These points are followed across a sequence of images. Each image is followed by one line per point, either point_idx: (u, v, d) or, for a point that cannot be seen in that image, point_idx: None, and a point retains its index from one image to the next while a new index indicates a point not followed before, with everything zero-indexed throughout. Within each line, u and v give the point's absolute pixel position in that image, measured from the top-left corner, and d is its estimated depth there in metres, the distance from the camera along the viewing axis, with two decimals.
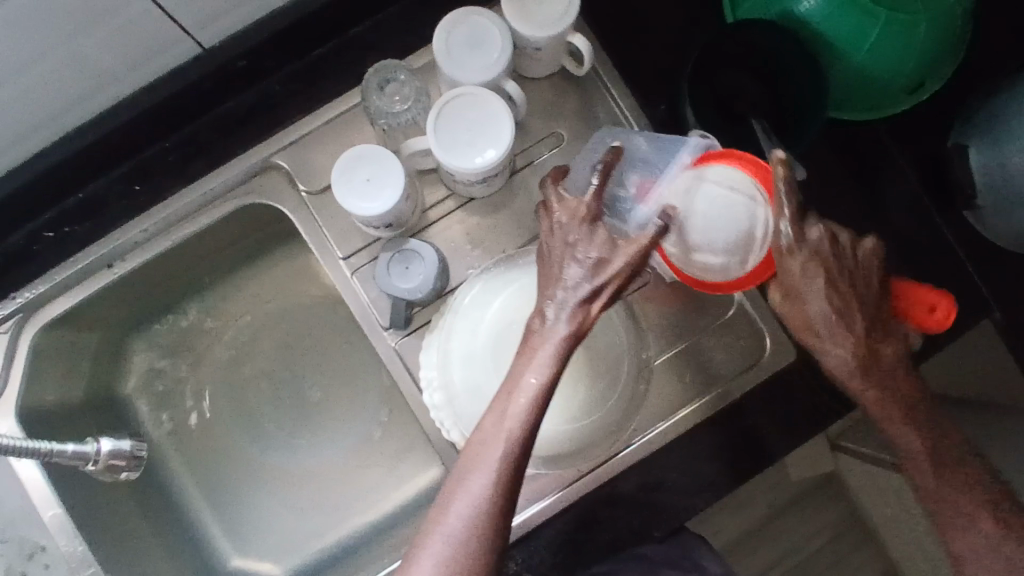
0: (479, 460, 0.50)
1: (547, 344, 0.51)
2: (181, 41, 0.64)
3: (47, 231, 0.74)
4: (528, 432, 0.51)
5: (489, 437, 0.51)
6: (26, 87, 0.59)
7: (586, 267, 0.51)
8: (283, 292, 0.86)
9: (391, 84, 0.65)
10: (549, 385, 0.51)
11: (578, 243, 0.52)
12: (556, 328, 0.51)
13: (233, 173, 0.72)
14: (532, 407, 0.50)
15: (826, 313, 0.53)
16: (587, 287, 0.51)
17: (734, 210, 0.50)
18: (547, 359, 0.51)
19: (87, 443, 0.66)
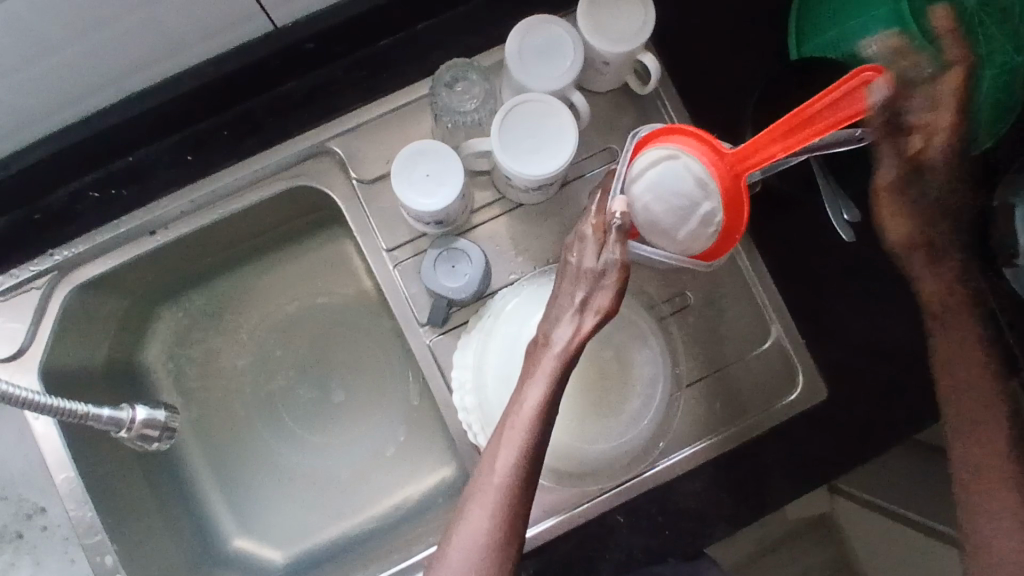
0: (479, 493, 0.51)
1: (543, 370, 0.51)
2: (256, 17, 0.64)
3: (93, 191, 0.74)
4: (528, 461, 0.51)
5: (486, 469, 0.51)
6: (100, 50, 0.58)
7: (584, 286, 0.53)
8: (327, 293, 0.86)
9: (460, 83, 0.67)
10: (547, 407, 0.51)
11: (574, 262, 0.55)
12: (552, 348, 0.52)
13: (287, 154, 0.72)
14: (529, 434, 0.51)
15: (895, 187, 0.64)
16: (580, 302, 0.53)
17: (682, 179, 0.56)
18: (542, 382, 0.51)
19: (122, 409, 0.65)
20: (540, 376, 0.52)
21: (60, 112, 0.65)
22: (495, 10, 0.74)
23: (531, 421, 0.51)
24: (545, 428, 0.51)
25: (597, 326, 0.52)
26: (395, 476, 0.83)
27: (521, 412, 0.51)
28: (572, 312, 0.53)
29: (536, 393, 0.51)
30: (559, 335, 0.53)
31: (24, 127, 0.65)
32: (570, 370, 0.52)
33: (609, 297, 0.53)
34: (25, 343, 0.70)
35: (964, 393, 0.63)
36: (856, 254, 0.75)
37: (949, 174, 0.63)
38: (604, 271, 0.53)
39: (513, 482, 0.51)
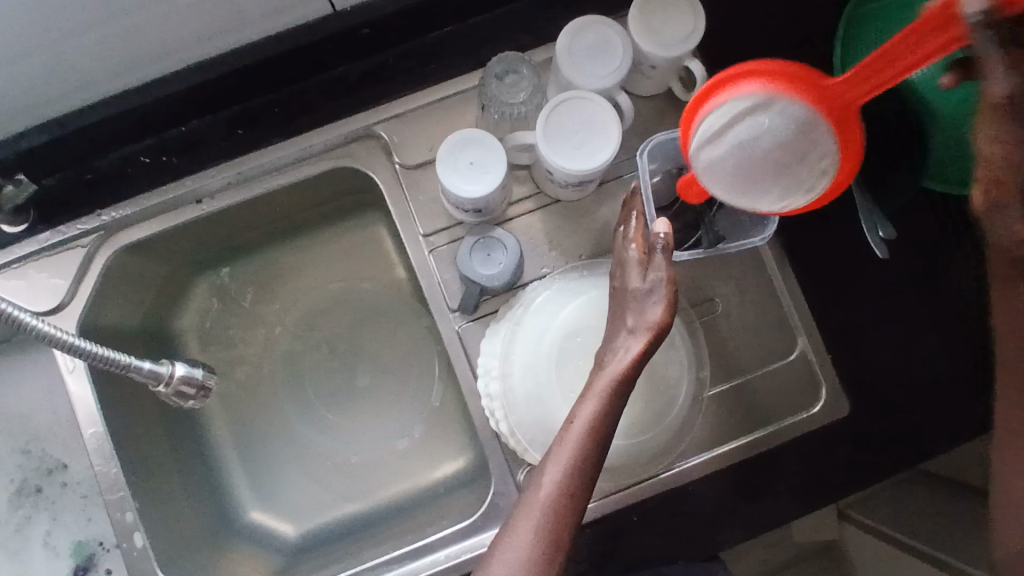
0: (525, 509, 0.50)
1: (596, 384, 0.52)
2: (316, 0, 0.66)
3: (145, 156, 0.75)
4: (577, 478, 0.50)
5: (534, 484, 0.51)
6: (167, 15, 0.59)
7: (638, 306, 0.55)
8: (368, 276, 0.88)
9: (510, 75, 0.69)
10: (602, 418, 0.51)
11: (621, 284, 0.57)
12: (610, 366, 0.53)
13: (334, 135, 0.75)
14: (578, 449, 0.50)
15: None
16: (632, 323, 0.54)
17: (764, 135, 0.50)
18: (596, 397, 0.51)
19: (162, 363, 0.67)
20: (593, 392, 0.52)
21: (120, 76, 0.67)
22: (547, 9, 0.76)
23: (582, 435, 0.51)
24: (597, 444, 0.51)
25: (651, 343, 0.53)
26: (411, 461, 0.84)
27: (572, 427, 0.51)
28: (626, 333, 0.54)
29: (590, 406, 0.51)
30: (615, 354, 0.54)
31: (85, 90, 0.67)
32: (626, 389, 0.52)
33: (661, 312, 0.54)
34: (65, 299, 0.72)
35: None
36: (888, 273, 0.75)
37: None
38: (652, 288, 0.54)
39: (561, 497, 0.50)
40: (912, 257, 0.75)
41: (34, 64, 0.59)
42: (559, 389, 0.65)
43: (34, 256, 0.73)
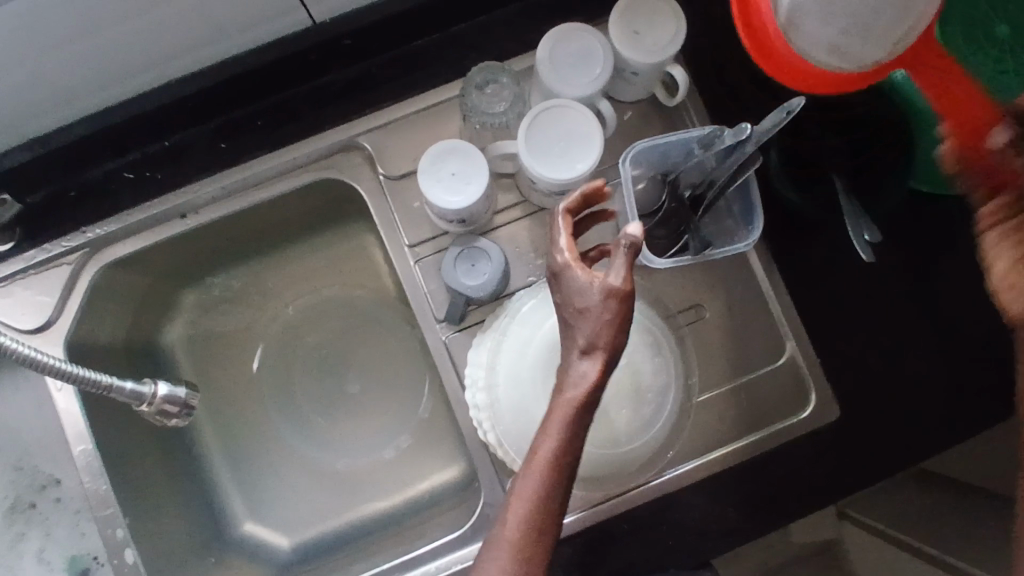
0: (493, 549, 0.49)
1: (552, 416, 0.49)
2: (296, 11, 0.65)
3: (128, 171, 0.74)
4: (543, 515, 0.49)
5: (500, 526, 0.49)
6: (142, 30, 0.59)
7: (586, 324, 0.50)
8: (359, 287, 0.88)
9: (492, 85, 0.69)
10: (564, 453, 0.49)
11: (565, 300, 0.51)
12: (566, 392, 0.50)
13: (318, 146, 0.74)
14: (540, 488, 0.48)
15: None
16: (585, 340, 0.50)
17: None
18: (554, 433, 0.49)
19: (144, 384, 0.67)
20: (554, 420, 0.49)
21: (102, 92, 0.67)
22: (531, 16, 0.75)
23: (546, 468, 0.48)
24: (561, 476, 0.49)
25: (609, 362, 0.50)
26: (404, 471, 0.83)
27: (536, 460, 0.49)
28: (580, 353, 0.50)
29: (551, 437, 0.49)
30: (573, 375, 0.50)
31: (67, 106, 0.67)
32: (585, 416, 0.50)
33: (614, 328, 0.50)
34: (52, 316, 0.72)
35: None
36: (877, 275, 0.75)
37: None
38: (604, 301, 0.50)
39: (530, 532, 0.48)
40: (901, 259, 0.75)
41: (14, 81, 0.59)
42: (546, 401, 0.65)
43: (21, 275, 0.73)
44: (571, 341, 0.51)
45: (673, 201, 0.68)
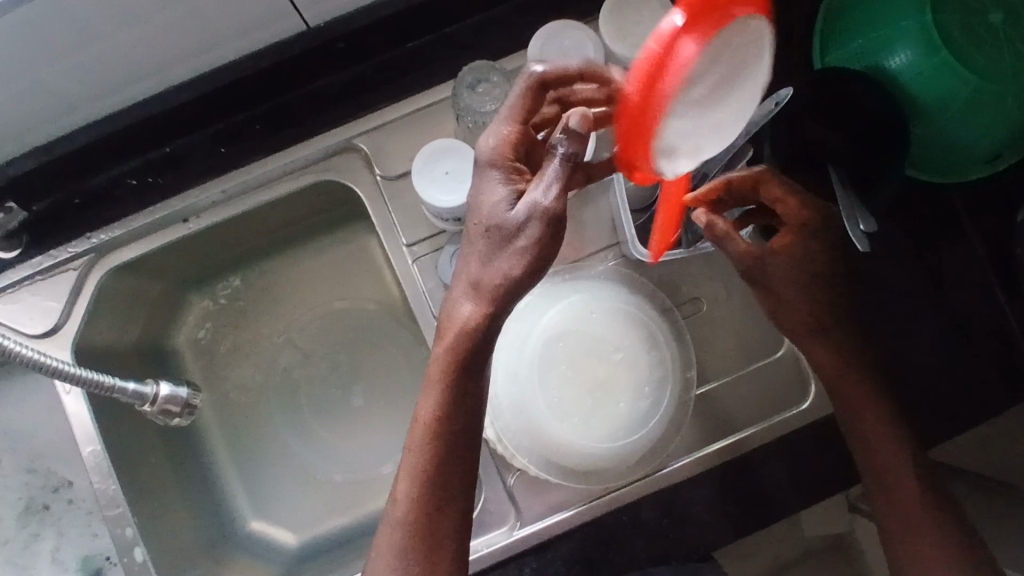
0: (399, 488, 0.57)
1: (437, 367, 0.55)
2: (290, 15, 0.66)
3: (131, 178, 0.75)
4: (433, 457, 0.55)
5: (402, 467, 0.57)
6: (137, 37, 0.60)
7: (495, 248, 0.53)
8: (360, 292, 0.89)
9: (482, 84, 0.70)
10: (449, 401, 0.55)
11: (478, 209, 0.54)
12: (459, 320, 0.55)
13: (315, 149, 0.75)
14: (427, 433, 0.56)
15: (798, 291, 0.66)
16: (467, 283, 0.55)
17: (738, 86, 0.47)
18: (438, 381, 0.55)
19: (147, 384, 0.70)
20: (433, 388, 0.56)
21: (102, 99, 0.68)
22: (524, 14, 0.76)
23: (427, 431, 0.56)
24: (445, 425, 0.55)
25: (499, 301, 0.54)
26: None
27: (420, 426, 0.56)
28: (472, 292, 0.54)
29: (430, 402, 0.56)
30: (453, 327, 0.55)
31: (69, 113, 0.68)
32: (465, 368, 0.54)
33: (513, 264, 0.53)
34: (59, 320, 0.73)
35: (889, 472, 0.64)
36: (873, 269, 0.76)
37: (812, 262, 0.65)
38: (506, 232, 0.53)
39: (419, 479, 0.56)
40: (894, 255, 0.78)
41: (17, 89, 0.60)
42: (543, 396, 0.66)
43: (28, 280, 0.74)
44: (471, 264, 0.54)
45: None
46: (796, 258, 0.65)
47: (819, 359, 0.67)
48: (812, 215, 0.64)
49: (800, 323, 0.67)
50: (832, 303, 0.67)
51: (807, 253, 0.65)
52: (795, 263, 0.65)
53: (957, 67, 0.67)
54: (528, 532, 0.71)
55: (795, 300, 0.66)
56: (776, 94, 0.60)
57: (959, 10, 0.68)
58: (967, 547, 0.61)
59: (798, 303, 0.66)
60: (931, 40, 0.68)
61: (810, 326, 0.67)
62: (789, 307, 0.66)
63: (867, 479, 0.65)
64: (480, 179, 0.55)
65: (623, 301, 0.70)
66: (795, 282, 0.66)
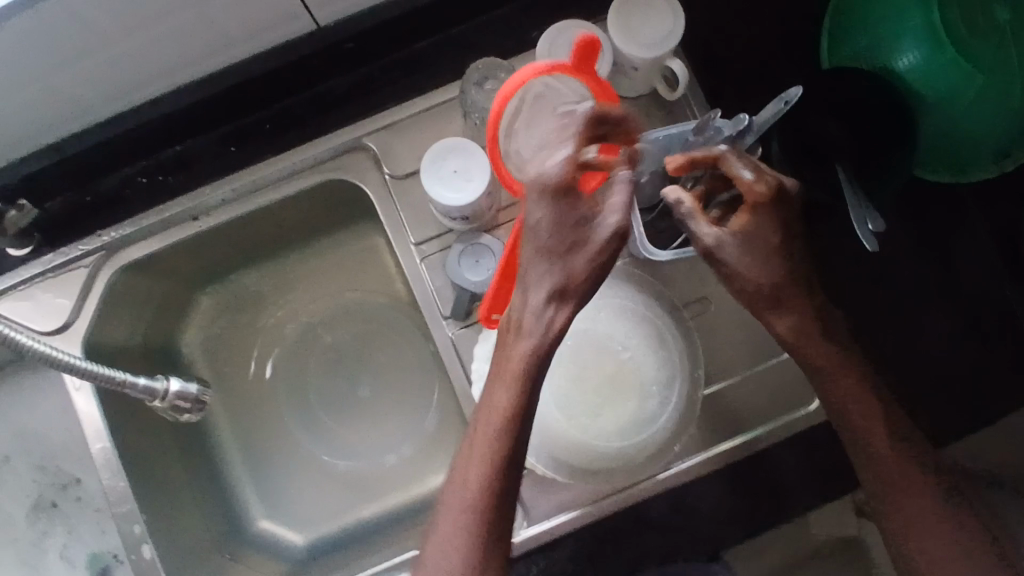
0: (462, 477, 0.58)
1: (507, 365, 0.57)
2: (299, 16, 0.67)
3: (141, 177, 0.77)
4: (502, 450, 0.57)
5: (467, 455, 0.59)
6: (149, 37, 0.60)
7: (563, 253, 0.55)
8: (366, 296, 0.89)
9: (489, 82, 0.71)
10: (520, 399, 0.56)
11: (539, 221, 0.54)
12: (530, 325, 0.56)
13: (324, 149, 0.75)
14: (501, 425, 0.57)
15: (763, 267, 0.60)
16: (548, 292, 0.55)
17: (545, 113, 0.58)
18: (509, 380, 0.56)
19: (157, 380, 0.70)
20: (506, 389, 0.57)
21: (113, 99, 0.69)
22: (530, 14, 0.76)
23: (501, 429, 0.57)
24: (516, 418, 0.56)
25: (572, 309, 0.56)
26: (416, 468, 0.84)
27: (492, 422, 0.57)
28: (542, 298, 0.56)
29: (502, 399, 0.57)
30: (525, 327, 0.57)
31: (80, 114, 0.69)
32: (532, 366, 0.56)
33: (581, 267, 0.55)
34: (69, 319, 0.73)
35: (877, 449, 0.61)
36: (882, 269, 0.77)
37: (765, 237, 0.60)
38: (571, 237, 0.55)
39: (487, 470, 0.57)
40: (903, 254, 0.78)
41: (28, 90, 0.61)
42: (550, 396, 0.67)
43: (39, 278, 0.75)
44: (549, 272, 0.55)
45: None
46: (755, 230, 0.60)
47: (790, 336, 0.62)
48: (765, 186, 0.58)
49: (770, 297, 0.61)
50: (789, 276, 0.61)
51: (764, 221, 0.59)
52: (745, 239, 0.59)
53: (963, 63, 0.68)
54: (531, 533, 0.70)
55: (763, 275, 0.60)
56: (786, 92, 0.57)
57: (961, 7, 0.68)
58: (970, 536, 0.59)
59: (763, 279, 0.61)
60: (938, 38, 0.68)
61: (770, 297, 0.61)
62: (756, 281, 0.61)
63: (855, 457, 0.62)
64: (545, 201, 0.54)
65: (630, 300, 0.70)
66: (745, 258, 0.60)
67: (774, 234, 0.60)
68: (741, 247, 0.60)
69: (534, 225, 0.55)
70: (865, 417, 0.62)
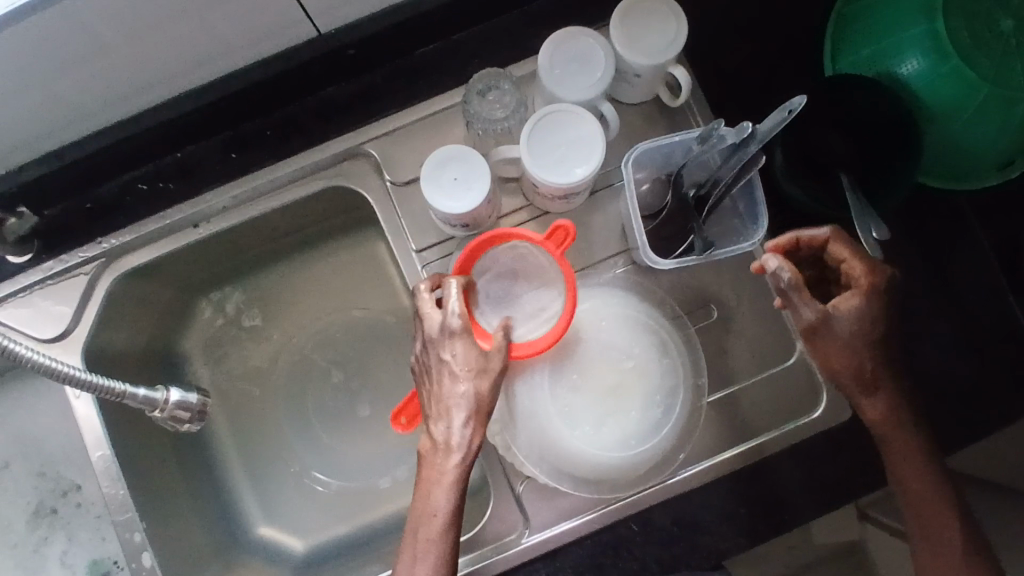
0: (411, 564, 0.59)
1: (444, 472, 0.59)
2: (302, 24, 0.66)
3: (142, 183, 0.78)
4: (448, 541, 0.59)
5: (412, 544, 0.60)
6: (148, 46, 0.60)
7: (466, 385, 0.58)
8: (364, 303, 0.89)
9: (492, 91, 0.70)
10: (456, 505, 0.59)
11: (448, 360, 0.58)
12: (454, 437, 0.59)
13: (324, 156, 0.74)
14: (446, 524, 0.59)
15: (860, 350, 0.61)
16: (467, 416, 0.59)
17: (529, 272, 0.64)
18: (448, 483, 0.59)
19: (157, 390, 0.70)
20: (441, 495, 0.59)
21: (113, 107, 0.68)
22: (533, 23, 0.77)
23: (443, 527, 0.59)
24: (455, 519, 0.60)
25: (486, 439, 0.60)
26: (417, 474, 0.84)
27: (434, 522, 0.59)
28: (464, 423, 0.59)
29: (441, 504, 0.59)
30: (447, 439, 0.59)
31: (81, 120, 0.68)
32: (463, 480, 0.60)
33: (487, 402, 0.59)
34: (70, 326, 0.73)
35: (934, 516, 0.62)
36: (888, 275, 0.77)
37: (872, 323, 0.60)
38: (482, 370, 0.59)
39: (435, 557, 0.59)
40: (907, 262, 0.77)
41: (28, 97, 0.61)
42: (556, 412, 0.66)
43: (39, 285, 0.74)
44: (465, 401, 0.58)
45: (677, 201, 0.67)
46: (859, 316, 0.60)
47: (878, 416, 0.63)
48: (879, 276, 0.60)
49: (855, 380, 0.62)
50: (882, 362, 0.63)
51: (871, 309, 0.60)
52: (855, 320, 0.60)
53: (967, 75, 0.67)
54: (537, 541, 0.70)
55: (858, 358, 0.61)
56: (788, 102, 0.55)
57: (968, 16, 0.67)
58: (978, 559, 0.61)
59: (857, 364, 0.62)
60: (940, 47, 0.67)
61: (858, 380, 0.62)
62: (846, 363, 0.61)
63: (908, 518, 0.64)
64: (453, 342, 0.58)
65: (632, 307, 0.70)
66: (853, 336, 0.60)
67: (879, 326, 0.61)
68: (841, 331, 0.60)
69: (449, 362, 0.59)
70: (927, 484, 0.63)
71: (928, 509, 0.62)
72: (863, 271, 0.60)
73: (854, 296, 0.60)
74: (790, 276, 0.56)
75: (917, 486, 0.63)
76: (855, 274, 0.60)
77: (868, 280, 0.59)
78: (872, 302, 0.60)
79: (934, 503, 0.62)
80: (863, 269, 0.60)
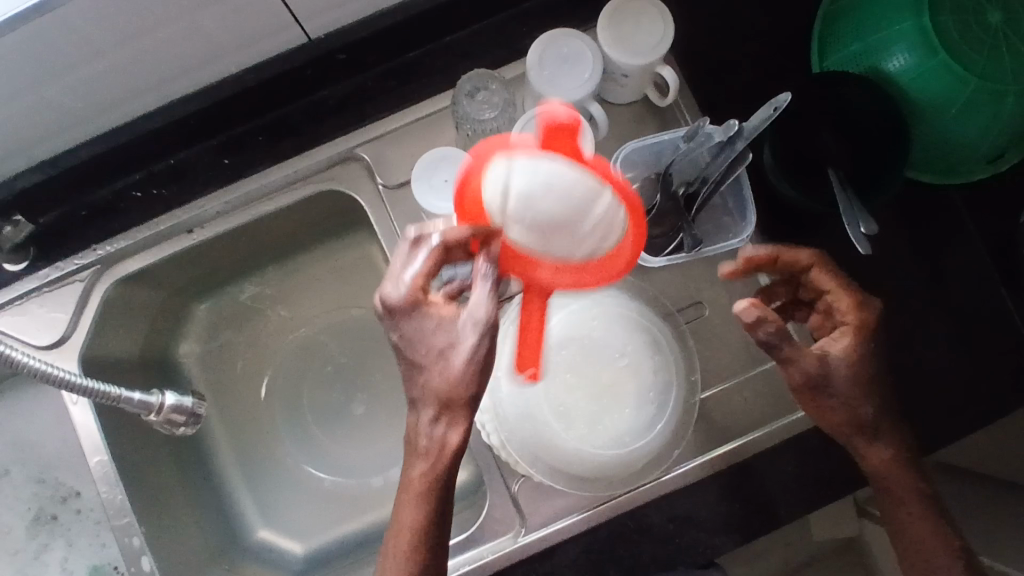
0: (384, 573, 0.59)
1: (415, 480, 0.58)
2: (291, 28, 0.67)
3: (135, 190, 0.77)
4: (418, 554, 0.58)
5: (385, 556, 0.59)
6: (137, 53, 0.61)
7: (427, 355, 0.55)
8: (359, 305, 0.89)
9: (481, 92, 0.71)
10: (430, 513, 0.58)
11: (400, 339, 0.55)
12: (434, 437, 0.57)
13: (313, 161, 0.75)
14: (413, 535, 0.57)
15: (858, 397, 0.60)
16: (433, 413, 0.56)
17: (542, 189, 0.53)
18: (417, 490, 0.57)
19: (152, 394, 0.70)
20: (412, 508, 0.58)
21: (105, 114, 0.69)
22: (522, 23, 0.77)
23: (412, 542, 0.58)
24: (425, 531, 0.58)
25: (464, 437, 0.56)
26: None
27: (405, 536, 0.58)
28: (439, 421, 0.57)
29: (412, 517, 0.58)
30: (422, 446, 0.57)
31: (75, 128, 0.69)
32: (433, 491, 0.57)
33: (461, 389, 0.55)
34: (66, 333, 0.74)
35: (930, 558, 0.61)
36: (878, 270, 0.77)
37: (869, 364, 0.60)
38: (443, 350, 0.54)
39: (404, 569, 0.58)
40: (897, 256, 0.78)
41: (21, 105, 0.61)
42: (553, 420, 0.66)
43: (35, 293, 0.75)
44: (429, 392, 0.56)
45: (668, 199, 0.67)
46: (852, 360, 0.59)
47: (878, 465, 0.62)
48: (867, 310, 0.60)
49: (856, 431, 0.61)
50: (881, 411, 0.61)
51: (864, 350, 0.59)
52: (852, 365, 0.59)
53: (957, 68, 0.68)
54: (533, 539, 0.71)
55: (855, 406, 0.60)
56: (775, 98, 0.55)
57: (955, 10, 0.68)
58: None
59: (856, 412, 0.60)
60: (929, 41, 0.68)
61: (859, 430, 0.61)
62: (843, 413, 0.60)
63: (905, 559, 0.63)
64: (399, 323, 0.55)
65: (622, 306, 0.70)
66: (850, 384, 0.59)
67: (874, 371, 0.60)
68: (835, 379, 0.59)
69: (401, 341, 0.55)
70: (924, 524, 0.61)
71: (926, 553, 0.61)
72: (852, 310, 0.60)
73: (845, 337, 0.60)
74: (768, 327, 0.55)
75: (914, 530, 0.62)
76: (841, 310, 0.60)
77: (857, 319, 0.59)
78: (864, 344, 0.59)
79: (930, 542, 0.61)
80: (851, 308, 0.60)
